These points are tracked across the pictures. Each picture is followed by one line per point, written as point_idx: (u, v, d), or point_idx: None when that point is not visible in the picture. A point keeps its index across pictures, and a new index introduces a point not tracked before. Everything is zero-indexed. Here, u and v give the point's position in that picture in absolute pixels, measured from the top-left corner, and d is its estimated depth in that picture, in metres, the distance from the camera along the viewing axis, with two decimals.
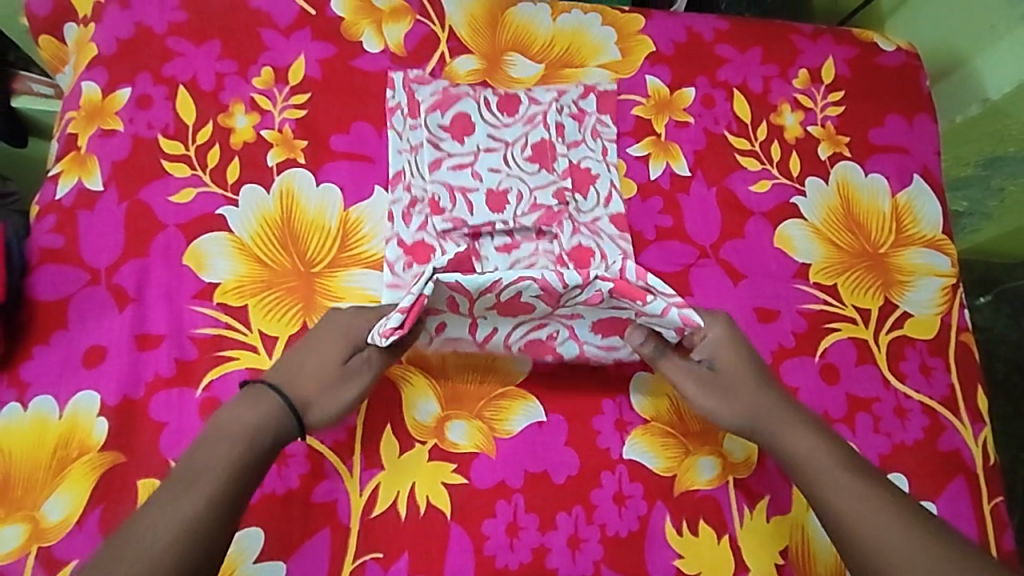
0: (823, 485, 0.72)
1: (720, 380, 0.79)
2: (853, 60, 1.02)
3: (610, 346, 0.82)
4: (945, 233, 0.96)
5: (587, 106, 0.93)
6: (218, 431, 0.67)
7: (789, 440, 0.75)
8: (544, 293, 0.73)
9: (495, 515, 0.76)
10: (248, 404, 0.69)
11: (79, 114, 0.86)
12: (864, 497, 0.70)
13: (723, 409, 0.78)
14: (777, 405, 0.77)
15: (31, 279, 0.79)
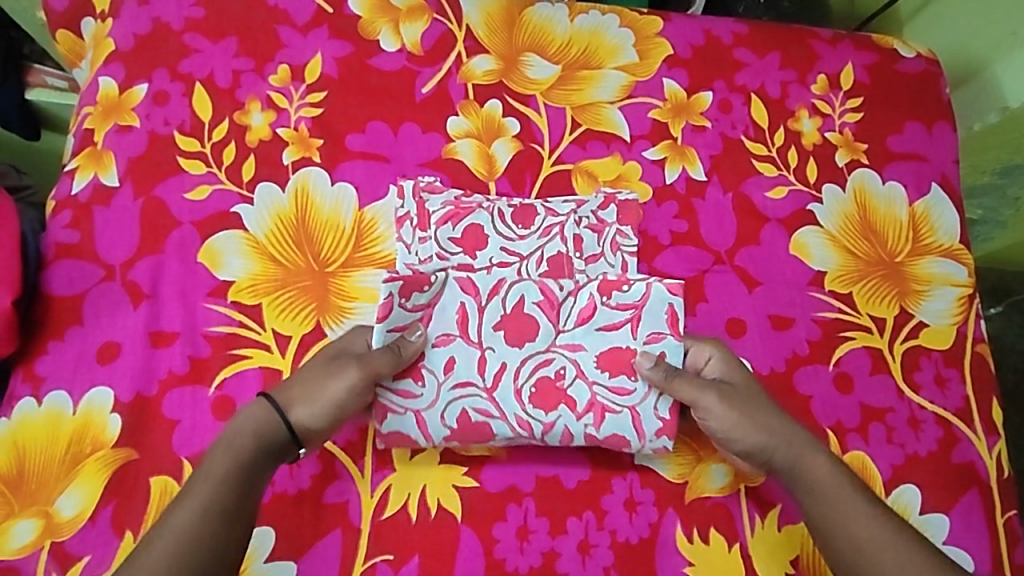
0: (835, 509, 0.73)
1: (733, 395, 0.76)
2: (872, 66, 1.01)
3: (621, 389, 0.77)
4: (963, 243, 0.96)
5: (608, 216, 0.86)
6: (221, 444, 0.68)
7: (802, 464, 0.75)
8: (544, 298, 0.78)
9: (506, 519, 0.76)
10: (252, 420, 0.70)
11: (96, 110, 0.86)
12: (870, 519, 0.72)
13: (739, 428, 0.75)
14: (789, 428, 0.76)
15: (47, 274, 0.79)
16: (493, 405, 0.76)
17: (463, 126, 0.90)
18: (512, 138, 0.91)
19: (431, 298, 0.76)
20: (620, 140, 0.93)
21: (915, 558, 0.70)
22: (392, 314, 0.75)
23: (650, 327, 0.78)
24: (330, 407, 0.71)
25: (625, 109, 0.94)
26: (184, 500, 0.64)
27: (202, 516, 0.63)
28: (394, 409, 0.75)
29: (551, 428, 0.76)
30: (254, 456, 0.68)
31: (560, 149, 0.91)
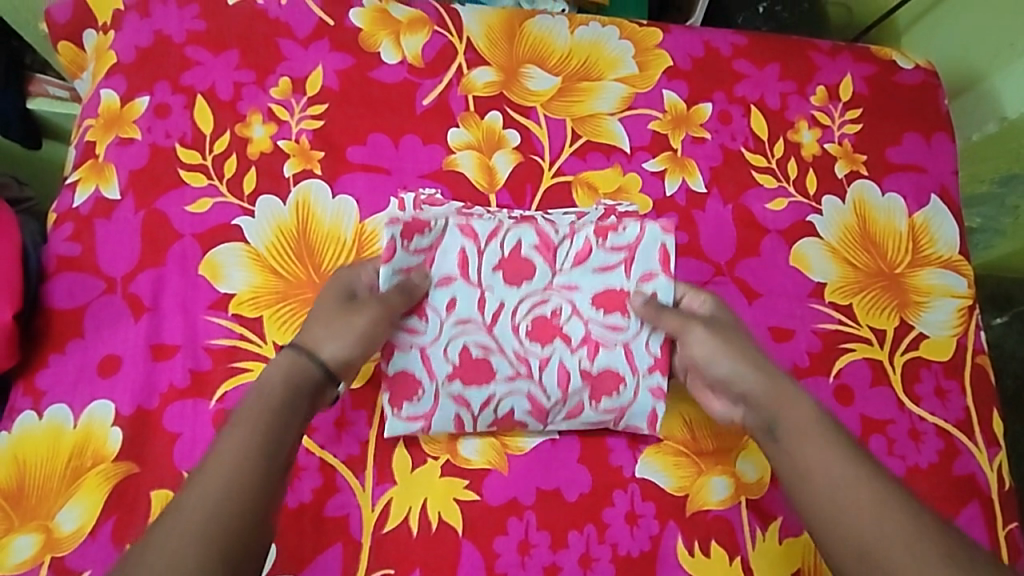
0: (811, 463, 0.67)
1: (722, 326, 0.76)
2: (871, 77, 1.02)
3: (615, 326, 0.80)
4: (962, 254, 0.96)
5: (615, 227, 0.82)
6: (252, 394, 0.67)
7: (781, 405, 0.71)
8: (540, 242, 0.81)
9: (507, 532, 0.76)
10: (278, 367, 0.69)
11: (98, 122, 0.86)
12: (850, 472, 0.66)
13: (721, 357, 0.74)
14: (773, 372, 0.73)
15: (48, 287, 0.79)
16: (493, 340, 0.79)
17: (464, 138, 0.91)
18: (512, 149, 0.91)
19: (433, 241, 0.79)
20: (620, 151, 0.93)
21: (896, 521, 0.62)
22: (397, 256, 0.78)
23: (643, 266, 0.81)
24: (353, 346, 0.73)
25: (625, 120, 0.94)
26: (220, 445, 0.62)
27: (243, 461, 0.61)
28: (400, 346, 0.77)
29: (546, 364, 0.79)
30: (285, 402, 0.67)
31: (560, 160, 0.91)
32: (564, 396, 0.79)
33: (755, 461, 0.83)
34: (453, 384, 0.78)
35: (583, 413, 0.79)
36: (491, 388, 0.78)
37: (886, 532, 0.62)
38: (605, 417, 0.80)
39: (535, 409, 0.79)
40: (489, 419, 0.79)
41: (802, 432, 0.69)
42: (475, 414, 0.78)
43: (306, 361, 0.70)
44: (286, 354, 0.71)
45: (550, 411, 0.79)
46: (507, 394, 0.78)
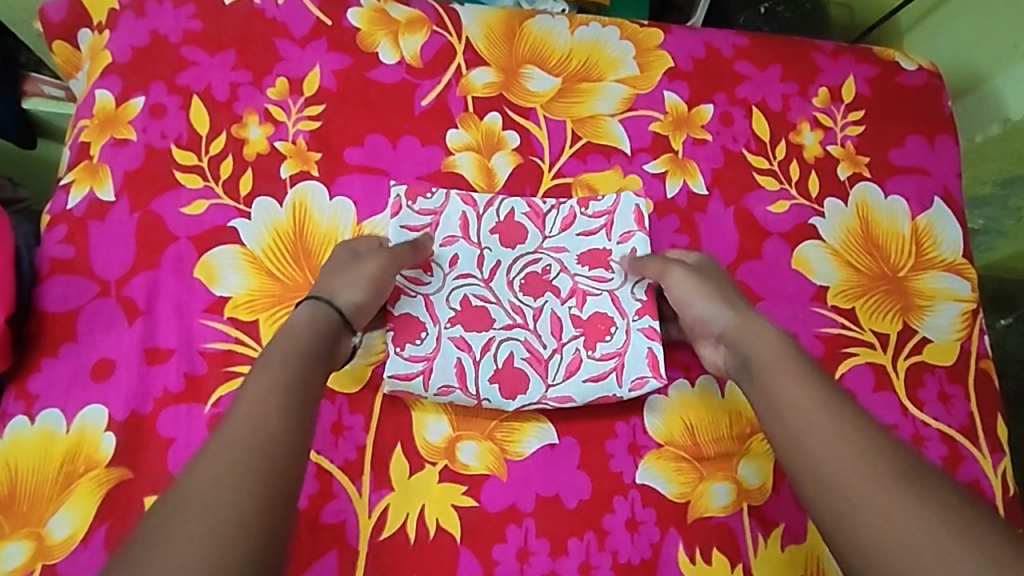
0: (773, 389, 0.70)
1: (707, 273, 0.81)
2: (873, 79, 1.01)
3: (600, 277, 0.85)
4: (966, 257, 0.95)
5: (593, 223, 0.87)
6: (279, 337, 0.69)
7: (748, 335, 0.74)
8: (531, 211, 0.87)
9: (506, 539, 0.75)
10: (301, 312, 0.71)
11: (93, 122, 0.85)
12: (808, 394, 0.68)
13: (701, 296, 0.79)
14: (747, 311, 0.77)
15: (41, 289, 0.78)
16: (489, 291, 0.83)
17: (463, 139, 0.90)
18: (511, 150, 0.90)
19: (438, 205, 0.85)
20: (621, 153, 0.92)
21: (845, 442, 0.64)
22: (403, 213, 0.84)
23: (621, 227, 0.87)
24: (366, 288, 0.75)
25: (625, 121, 0.93)
26: (252, 385, 0.64)
27: (274, 394, 0.63)
28: (406, 291, 0.82)
29: (540, 314, 0.83)
30: (311, 341, 0.69)
31: (560, 162, 0.90)
32: (559, 344, 0.83)
33: (756, 466, 0.82)
34: (454, 328, 0.82)
35: (582, 366, 0.82)
36: (491, 331, 0.82)
37: (833, 452, 0.64)
38: (605, 365, 0.82)
39: (534, 357, 0.82)
40: (489, 369, 0.80)
41: (763, 359, 0.72)
42: (476, 359, 0.81)
43: (327, 307, 0.72)
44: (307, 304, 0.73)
45: (548, 361, 0.82)
46: (506, 339, 0.82)
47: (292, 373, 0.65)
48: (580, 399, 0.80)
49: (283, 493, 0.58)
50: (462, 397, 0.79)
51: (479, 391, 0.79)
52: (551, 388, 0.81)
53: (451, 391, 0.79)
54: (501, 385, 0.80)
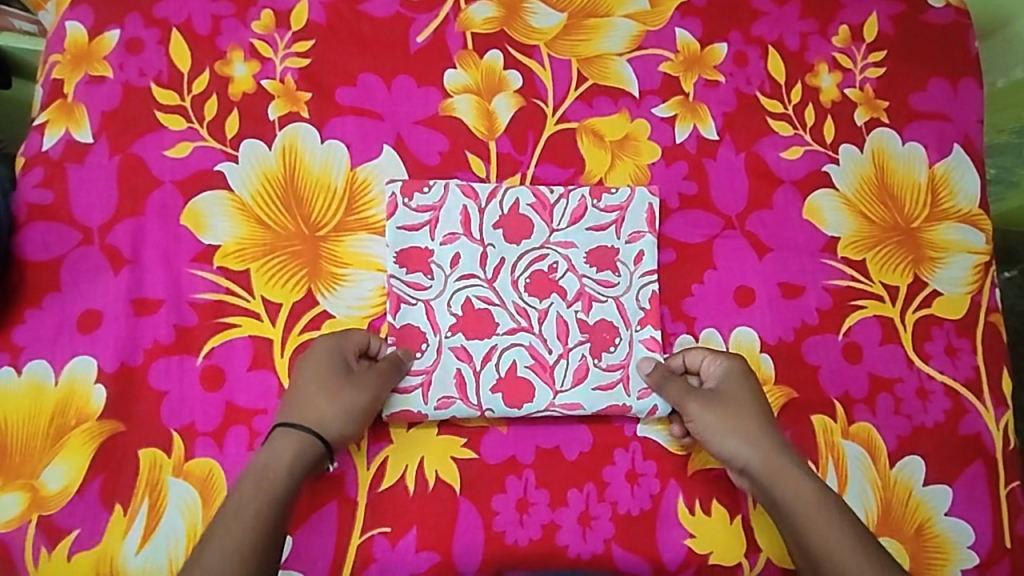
0: (820, 536, 0.70)
1: (739, 387, 0.77)
2: (897, 16, 0.95)
3: (606, 281, 0.80)
4: (981, 207, 0.92)
5: (603, 217, 0.82)
6: (244, 483, 0.66)
7: (788, 481, 0.72)
8: (537, 202, 0.81)
9: (506, 490, 0.75)
10: (282, 453, 0.68)
11: (65, 58, 0.80)
12: (852, 535, 0.69)
13: (732, 433, 0.75)
14: (782, 449, 0.75)
15: (20, 237, 0.74)
16: (494, 294, 0.78)
17: (462, 81, 0.84)
18: (513, 92, 0.85)
19: (436, 199, 0.80)
20: (628, 96, 0.87)
21: None
22: (400, 212, 0.79)
23: (632, 226, 0.82)
24: (350, 419, 0.71)
25: (634, 61, 0.88)
26: (211, 544, 0.62)
27: (234, 559, 0.62)
28: (405, 299, 0.77)
29: (546, 317, 0.79)
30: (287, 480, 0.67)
31: (564, 106, 0.86)
32: (565, 350, 0.78)
33: None
34: (455, 336, 0.77)
35: (589, 373, 0.78)
36: (493, 339, 0.77)
37: None
38: (611, 375, 0.78)
39: (538, 363, 0.77)
40: (491, 379, 0.76)
41: (804, 504, 0.71)
42: (477, 369, 0.76)
43: (310, 438, 0.69)
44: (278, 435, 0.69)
45: (553, 367, 0.78)
46: (509, 346, 0.77)
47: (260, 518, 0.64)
48: (585, 408, 0.77)
49: None
50: (463, 407, 0.75)
51: (481, 401, 0.76)
52: (559, 394, 0.77)
53: (452, 403, 0.75)
54: (503, 393, 0.76)
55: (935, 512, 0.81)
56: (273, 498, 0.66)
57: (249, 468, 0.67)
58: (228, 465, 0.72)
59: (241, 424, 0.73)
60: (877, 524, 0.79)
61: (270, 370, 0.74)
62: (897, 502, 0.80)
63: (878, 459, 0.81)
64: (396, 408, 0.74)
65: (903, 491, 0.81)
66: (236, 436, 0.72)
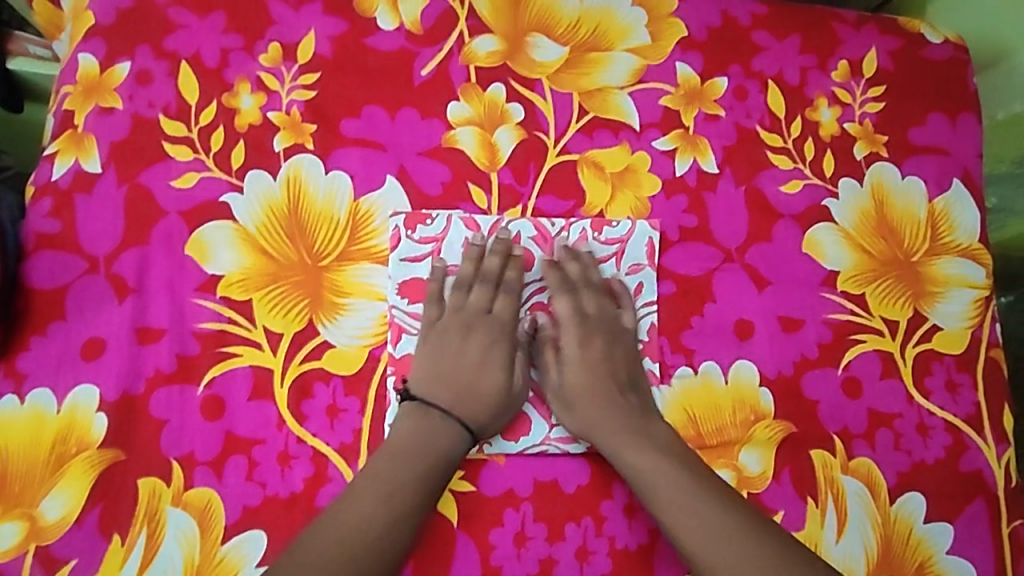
0: (660, 504, 0.73)
1: (581, 364, 0.78)
2: (896, 52, 0.96)
3: None
4: (982, 242, 0.92)
5: (602, 250, 0.83)
6: (438, 434, 0.73)
7: (627, 454, 0.75)
8: (537, 236, 0.83)
9: (503, 524, 0.75)
10: (446, 431, 0.74)
11: (75, 89, 0.81)
12: (677, 492, 0.72)
13: (581, 404, 0.77)
14: (622, 421, 0.76)
15: (27, 265, 0.75)
16: None
17: (465, 113, 0.86)
18: (516, 125, 0.86)
19: (439, 232, 0.81)
20: (629, 128, 0.88)
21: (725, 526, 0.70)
22: (402, 244, 0.80)
23: (631, 259, 0.83)
24: (503, 415, 0.77)
25: (635, 94, 0.89)
26: (374, 479, 0.71)
27: (402, 491, 0.70)
28: (407, 329, 0.79)
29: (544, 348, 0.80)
30: (412, 492, 0.70)
31: (565, 138, 0.87)
32: None
33: (758, 454, 0.80)
34: None
35: None
36: None
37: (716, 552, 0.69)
38: None
39: (537, 396, 0.79)
40: None
41: (646, 474, 0.74)
42: None
43: (457, 426, 0.74)
44: (413, 408, 0.75)
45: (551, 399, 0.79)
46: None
47: (381, 526, 0.68)
48: (583, 443, 0.78)
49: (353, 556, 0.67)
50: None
51: None
52: (555, 428, 0.78)
53: None
54: (502, 425, 0.77)
55: (936, 550, 0.80)
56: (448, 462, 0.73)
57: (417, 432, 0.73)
58: (226, 495, 0.72)
59: (240, 454, 0.73)
60: (878, 562, 0.79)
61: (269, 400, 0.75)
62: (897, 539, 0.80)
63: (878, 495, 0.80)
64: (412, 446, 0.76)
65: (903, 528, 0.80)
66: (235, 466, 0.73)
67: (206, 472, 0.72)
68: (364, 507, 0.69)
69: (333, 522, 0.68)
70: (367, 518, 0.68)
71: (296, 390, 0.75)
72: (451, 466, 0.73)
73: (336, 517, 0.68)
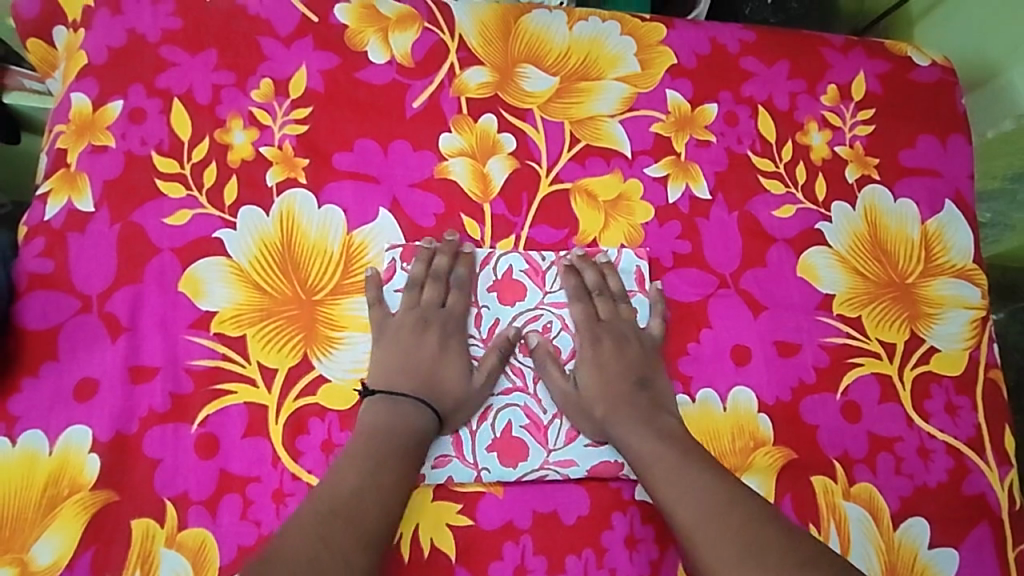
0: (658, 487, 0.73)
1: (591, 362, 0.80)
2: (884, 75, 0.97)
3: None
4: (976, 262, 0.92)
5: None
6: (419, 411, 0.75)
7: (632, 442, 0.76)
8: (529, 268, 0.82)
9: (502, 558, 0.74)
10: (414, 414, 0.75)
11: (69, 128, 0.82)
12: (677, 473, 0.72)
13: (590, 400, 0.78)
14: (630, 413, 0.77)
15: (19, 305, 0.75)
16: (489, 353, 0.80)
17: (457, 144, 0.86)
18: (507, 155, 0.86)
19: None
20: (621, 156, 0.88)
21: (724, 507, 0.69)
22: (397, 276, 0.81)
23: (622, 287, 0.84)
24: (466, 406, 0.77)
25: (626, 122, 0.90)
26: (356, 457, 0.71)
27: (388, 462, 0.71)
28: None
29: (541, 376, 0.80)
30: (397, 464, 0.71)
31: (558, 166, 0.87)
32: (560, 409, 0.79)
33: (758, 481, 0.79)
34: None
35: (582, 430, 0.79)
36: (489, 399, 0.78)
37: (712, 530, 0.68)
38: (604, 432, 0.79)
39: (533, 423, 0.78)
40: (487, 438, 0.77)
41: (647, 461, 0.74)
42: (474, 428, 0.77)
43: (426, 411, 0.75)
44: (377, 401, 0.75)
45: (548, 427, 0.78)
46: (505, 406, 0.79)
47: (374, 493, 0.69)
48: (582, 470, 0.78)
49: (350, 522, 0.66)
50: (459, 465, 0.76)
51: (477, 459, 0.76)
52: (552, 453, 0.78)
53: (449, 461, 0.76)
54: (499, 453, 0.77)
55: None
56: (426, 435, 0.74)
57: (387, 409, 0.74)
58: (221, 535, 0.71)
59: (234, 493, 0.72)
60: None
61: (264, 437, 0.74)
62: (901, 565, 0.79)
63: (881, 521, 0.80)
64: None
65: (908, 554, 0.79)
66: (230, 505, 0.72)
67: (200, 512, 0.71)
68: (351, 479, 0.69)
69: (328, 496, 0.68)
70: (355, 489, 0.69)
71: (291, 426, 0.75)
72: (426, 441, 0.74)
73: (328, 492, 0.69)
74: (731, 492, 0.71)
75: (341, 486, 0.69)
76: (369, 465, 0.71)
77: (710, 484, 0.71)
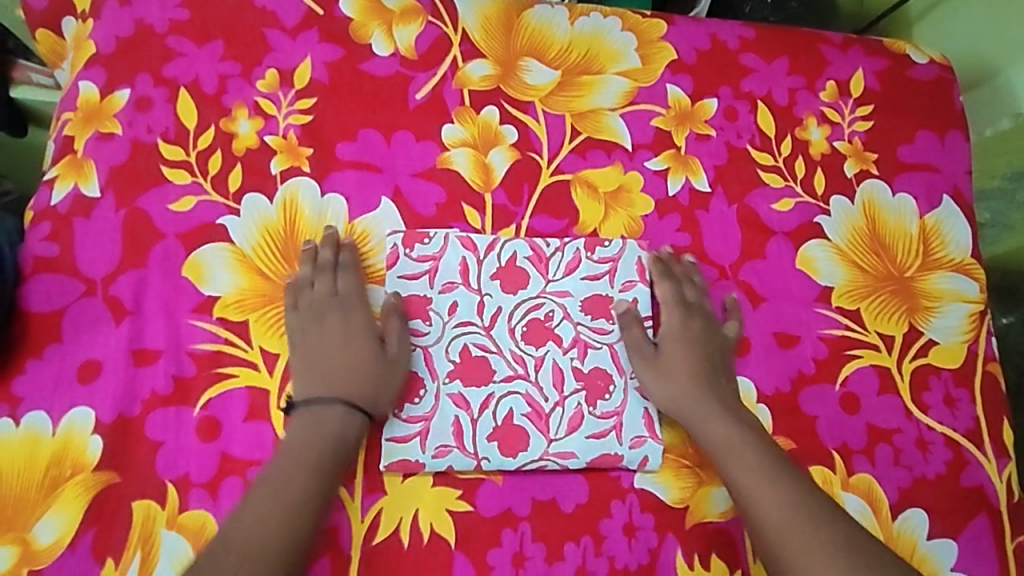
0: (739, 473, 0.74)
1: (677, 338, 0.81)
2: (883, 72, 0.98)
3: (602, 329, 0.82)
4: (974, 257, 0.93)
5: (599, 267, 0.84)
6: (332, 413, 0.72)
7: (710, 423, 0.77)
8: (533, 255, 0.83)
9: (502, 544, 0.74)
10: (331, 417, 0.72)
11: (76, 115, 0.83)
12: (761, 465, 0.74)
13: (669, 374, 0.79)
14: (712, 395, 0.79)
15: (24, 289, 0.76)
16: (491, 340, 0.80)
17: (459, 135, 0.87)
18: (509, 146, 0.87)
19: (437, 250, 0.82)
20: (621, 149, 0.89)
21: (803, 506, 0.71)
22: (400, 262, 0.81)
23: (624, 276, 0.84)
24: (385, 380, 0.75)
25: (626, 116, 0.91)
26: (275, 469, 0.69)
27: (303, 475, 0.69)
28: None
29: (542, 364, 0.80)
30: (311, 477, 0.69)
31: (559, 158, 0.88)
32: (560, 398, 0.79)
33: None
34: (453, 384, 0.78)
35: (583, 421, 0.79)
36: (490, 386, 0.78)
37: (794, 527, 0.70)
38: (605, 423, 0.79)
39: (534, 412, 0.78)
40: (489, 426, 0.77)
41: (728, 447, 0.75)
42: (474, 417, 0.77)
43: (341, 407, 0.73)
44: (299, 410, 0.73)
45: (549, 415, 0.78)
46: (506, 394, 0.78)
47: (293, 504, 0.68)
48: (582, 460, 0.78)
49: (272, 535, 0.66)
50: (460, 455, 0.76)
51: (477, 449, 0.76)
52: (553, 443, 0.77)
53: (449, 451, 0.76)
54: (500, 442, 0.77)
55: (941, 567, 0.79)
56: (344, 439, 0.72)
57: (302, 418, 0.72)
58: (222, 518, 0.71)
59: (235, 476, 0.73)
60: None
61: (266, 421, 0.75)
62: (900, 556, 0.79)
63: (880, 512, 0.80)
64: (394, 457, 0.75)
65: (907, 545, 0.79)
66: (230, 488, 0.72)
67: (200, 494, 0.71)
68: (269, 493, 0.68)
69: (246, 513, 0.66)
70: (274, 501, 0.67)
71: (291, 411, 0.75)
72: (344, 447, 0.72)
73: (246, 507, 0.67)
74: (808, 491, 0.73)
75: (260, 500, 0.67)
76: (285, 476, 0.69)
77: (796, 481, 0.73)
